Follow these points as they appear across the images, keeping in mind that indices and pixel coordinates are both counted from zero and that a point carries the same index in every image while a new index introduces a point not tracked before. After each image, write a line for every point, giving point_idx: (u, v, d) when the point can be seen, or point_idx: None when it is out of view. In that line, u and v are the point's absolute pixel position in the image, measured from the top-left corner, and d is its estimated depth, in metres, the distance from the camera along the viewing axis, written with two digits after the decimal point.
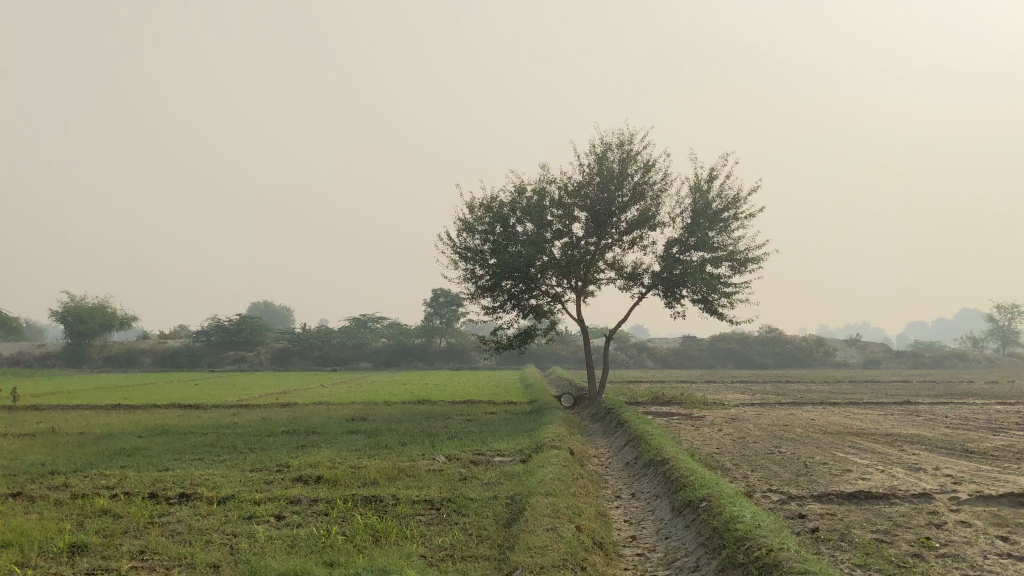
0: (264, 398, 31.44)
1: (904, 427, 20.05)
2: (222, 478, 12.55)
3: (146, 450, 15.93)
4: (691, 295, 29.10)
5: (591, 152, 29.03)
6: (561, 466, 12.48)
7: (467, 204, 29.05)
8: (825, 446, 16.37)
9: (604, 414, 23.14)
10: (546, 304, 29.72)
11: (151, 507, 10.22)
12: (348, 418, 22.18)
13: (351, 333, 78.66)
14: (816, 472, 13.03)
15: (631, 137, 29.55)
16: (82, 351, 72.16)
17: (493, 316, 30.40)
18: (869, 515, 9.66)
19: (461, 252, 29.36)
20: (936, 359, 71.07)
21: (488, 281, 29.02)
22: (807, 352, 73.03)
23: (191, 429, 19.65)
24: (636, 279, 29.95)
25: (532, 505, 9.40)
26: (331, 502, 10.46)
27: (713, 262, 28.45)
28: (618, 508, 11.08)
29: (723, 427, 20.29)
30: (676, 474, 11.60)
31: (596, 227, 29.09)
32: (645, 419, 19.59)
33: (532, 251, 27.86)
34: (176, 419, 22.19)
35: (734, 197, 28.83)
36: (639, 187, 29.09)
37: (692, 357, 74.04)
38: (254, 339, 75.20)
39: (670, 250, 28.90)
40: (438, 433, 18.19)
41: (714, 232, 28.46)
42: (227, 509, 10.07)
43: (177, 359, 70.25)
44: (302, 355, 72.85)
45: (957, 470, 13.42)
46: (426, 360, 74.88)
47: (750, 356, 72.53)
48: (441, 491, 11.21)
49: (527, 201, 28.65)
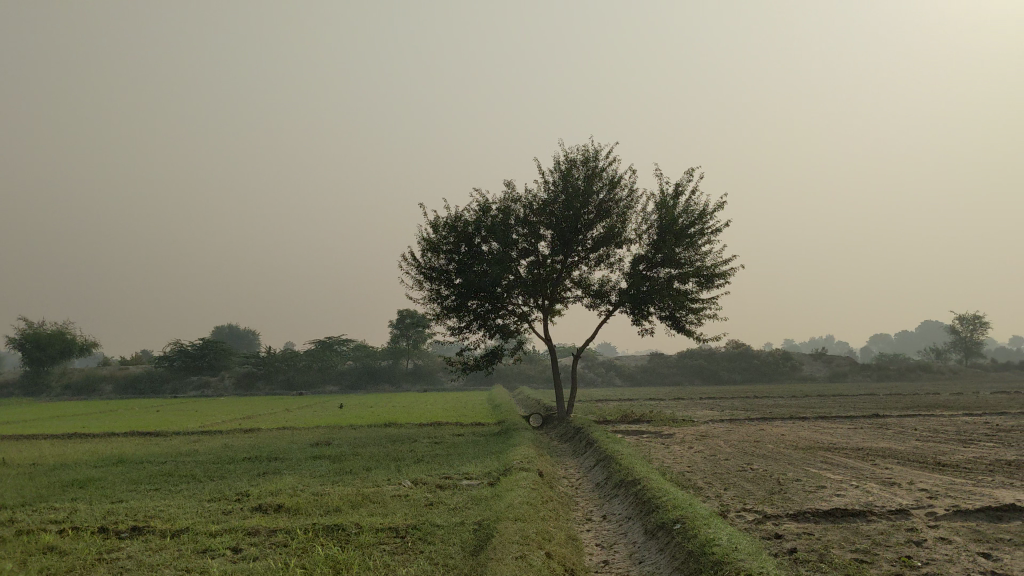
0: (226, 424, 30.80)
1: (874, 441, 19.94)
2: (178, 509, 12.06)
3: (99, 481, 15.35)
4: (658, 312, 28.94)
5: (556, 169, 28.83)
6: (530, 490, 12.13)
7: (432, 223, 28.72)
8: (798, 462, 16.16)
9: (574, 433, 22.82)
10: (513, 323, 29.40)
11: (99, 543, 9.73)
12: (312, 443, 21.66)
13: (317, 355, 77.84)
14: (790, 489, 12.79)
15: (595, 153, 29.42)
16: (40, 379, 70.70)
17: (459, 336, 30.01)
18: (847, 534, 9.41)
19: (425, 272, 28.96)
20: (901, 371, 71.65)
21: (453, 301, 28.67)
22: (774, 366, 73.33)
23: (149, 457, 19.07)
24: (603, 296, 29.76)
25: (500, 532, 9.04)
26: (291, 532, 10.02)
27: (680, 278, 28.30)
28: (589, 532, 10.73)
29: (694, 445, 20.06)
30: (648, 495, 11.29)
31: (562, 245, 28.88)
32: (615, 438, 19.32)
33: (498, 270, 27.54)
34: (134, 448, 21.56)
35: (700, 213, 28.76)
36: (605, 204, 28.93)
37: (660, 374, 74.05)
38: (218, 363, 74.14)
39: (636, 267, 28.75)
40: (404, 456, 17.77)
41: (681, 249, 28.35)
42: (180, 543, 9.60)
43: (139, 385, 69.05)
44: (267, 379, 71.89)
45: (931, 484, 13.24)
46: (393, 382, 74.22)
47: (718, 371, 72.64)
48: (406, 518, 10.81)
49: (492, 219, 28.36)
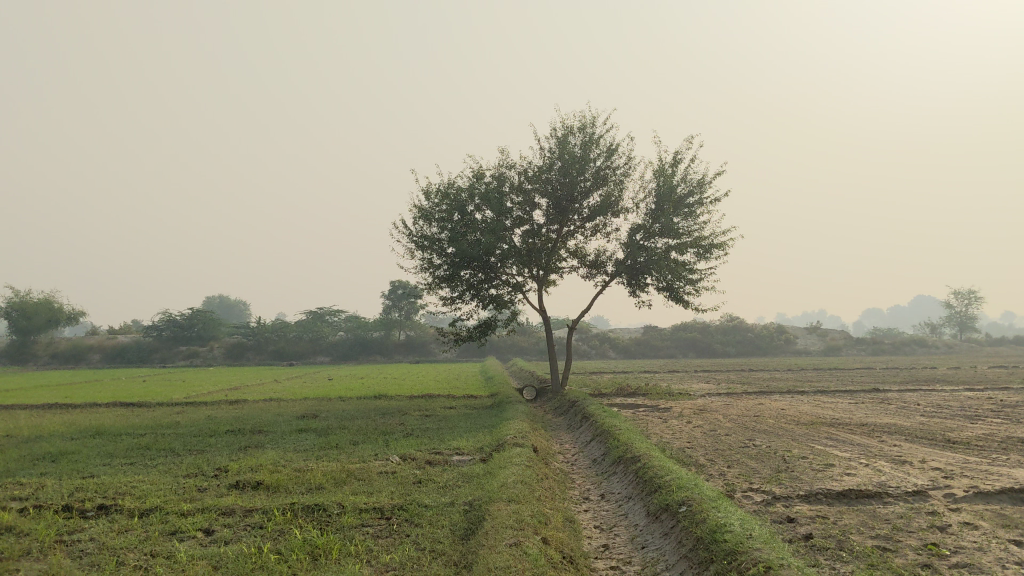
0: (212, 395, 30.12)
1: (878, 417, 19.35)
2: (151, 486, 11.37)
3: (72, 456, 14.66)
4: (656, 283, 28.25)
5: (552, 136, 28.03)
6: (524, 467, 11.48)
7: (424, 191, 27.93)
8: (801, 439, 15.56)
9: (569, 407, 22.19)
10: (506, 294, 28.70)
11: (61, 523, 9.04)
12: (298, 415, 21.00)
13: (308, 326, 77.17)
14: (798, 468, 12.16)
15: (592, 120, 28.59)
16: (27, 348, 69.92)
17: (451, 307, 29.33)
18: (865, 517, 8.78)
19: (417, 240, 28.21)
20: (895, 346, 71.24)
21: (446, 270, 27.93)
22: (768, 340, 72.91)
23: (128, 430, 18.38)
24: (599, 267, 29.06)
25: (493, 514, 8.38)
26: (269, 513, 9.36)
27: (678, 249, 27.58)
28: (586, 513, 10.07)
29: (692, 419, 19.46)
30: (650, 474, 10.63)
31: (557, 214, 28.14)
32: (612, 412, 18.72)
33: (492, 239, 26.81)
34: (113, 419, 20.87)
35: (699, 181, 28.02)
36: (602, 172, 28.14)
37: (653, 347, 73.59)
38: (207, 334, 73.46)
39: (634, 237, 28.03)
40: (393, 430, 17.12)
41: (679, 218, 27.63)
42: (148, 524, 8.92)
43: (128, 355, 68.34)
44: (257, 350, 71.21)
45: (944, 463, 12.63)
46: (385, 353, 73.63)
47: (712, 345, 72.16)
48: (392, 497, 10.15)
49: (486, 187, 27.60)
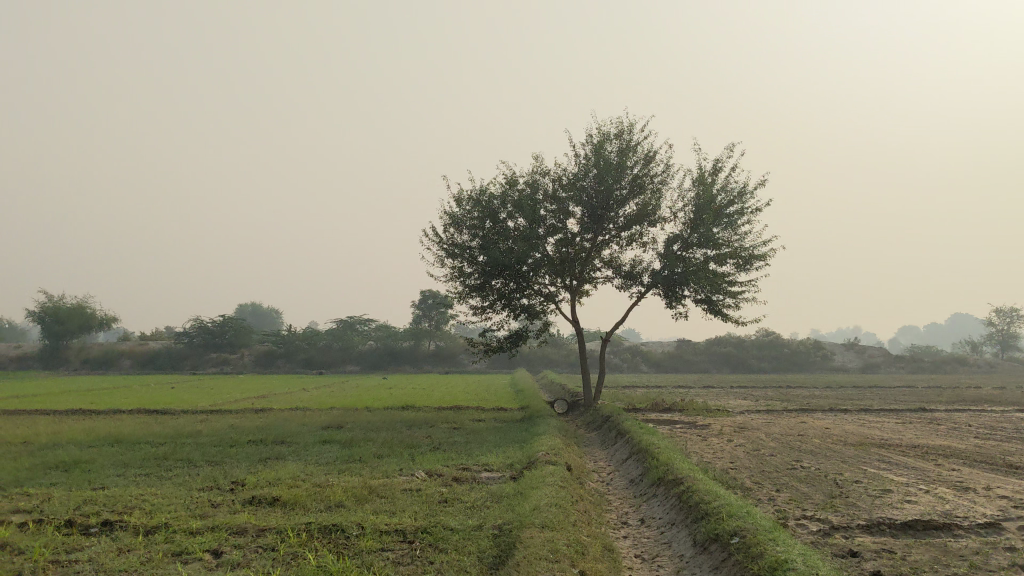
0: (238, 403, 29.60)
1: (931, 438, 18.35)
2: (163, 500, 10.76)
3: (87, 465, 14.13)
4: (693, 295, 27.41)
5: (587, 143, 27.30)
6: (558, 487, 10.72)
7: (455, 197, 27.30)
8: (851, 461, 14.65)
9: (603, 422, 21.37)
10: (538, 304, 27.96)
11: (61, 540, 8.41)
12: (323, 426, 20.37)
13: (338, 335, 76.88)
14: (852, 493, 11.27)
15: (630, 126, 27.82)
16: (60, 353, 70.28)
17: (482, 316, 28.63)
18: (936, 553, 7.92)
19: (447, 248, 27.55)
20: (936, 364, 69.54)
21: (477, 279, 27.26)
22: (804, 356, 71.50)
23: (148, 438, 17.85)
24: (635, 278, 28.26)
25: (526, 542, 7.63)
26: (283, 533, 8.67)
27: (717, 260, 26.73)
28: (625, 540, 9.28)
29: (733, 437, 18.58)
30: (695, 498, 9.83)
31: (592, 223, 27.39)
32: (648, 428, 17.91)
33: (524, 247, 26.10)
34: (134, 427, 20.37)
35: (740, 191, 27.16)
36: (639, 179, 27.37)
37: (687, 361, 72.41)
38: (238, 341, 73.39)
39: (671, 247, 27.24)
40: (419, 443, 16.40)
41: (718, 229, 26.80)
42: (152, 543, 8.26)
43: (158, 361, 68.37)
44: (287, 358, 71.01)
45: (1012, 491, 11.68)
46: (415, 363, 73.13)
47: (746, 360, 70.89)
48: (417, 518, 9.44)
49: (519, 194, 26.92)
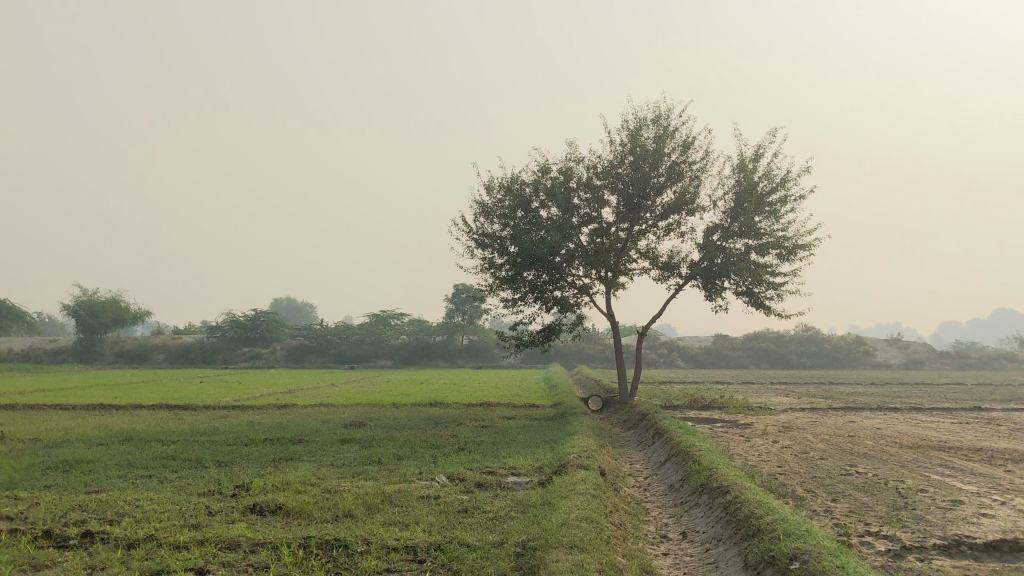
0: (264, 399, 28.90)
1: (993, 440, 17.05)
2: (158, 508, 9.87)
3: (90, 465, 13.31)
4: (734, 287, 26.21)
5: (623, 128, 26.15)
6: (590, 496, 9.68)
7: (486, 186, 26.31)
8: (912, 465, 13.43)
9: (639, 421, 20.26)
10: (572, 297, 26.90)
11: (27, 556, 7.48)
12: (345, 423, 19.47)
13: (370, 329, 76.35)
14: (919, 505, 10.10)
15: (668, 111, 26.61)
16: (94, 346, 70.40)
17: (513, 309, 27.66)
18: None
19: (477, 238, 26.58)
20: (983, 360, 67.52)
21: (508, 270, 26.27)
22: (846, 351, 69.74)
23: (162, 436, 17.07)
24: (673, 270, 27.11)
25: (549, 567, 6.59)
26: (278, 549, 7.70)
27: (759, 250, 25.46)
28: (665, 559, 8.24)
29: (778, 438, 17.41)
30: (744, 510, 8.72)
31: (629, 212, 26.26)
32: (689, 428, 16.80)
33: (557, 237, 25.05)
34: (149, 423, 19.61)
35: (783, 177, 25.89)
36: (677, 166, 26.20)
37: (724, 356, 70.95)
38: (270, 335, 73.12)
39: (710, 237, 26.06)
40: (443, 444, 15.41)
41: (761, 217, 25.55)
42: (128, 561, 7.32)
43: (191, 355, 68.25)
44: (319, 352, 70.56)
45: None
46: (447, 357, 72.36)
47: (786, 356, 69.21)
48: (432, 530, 8.44)
49: (551, 182, 25.87)
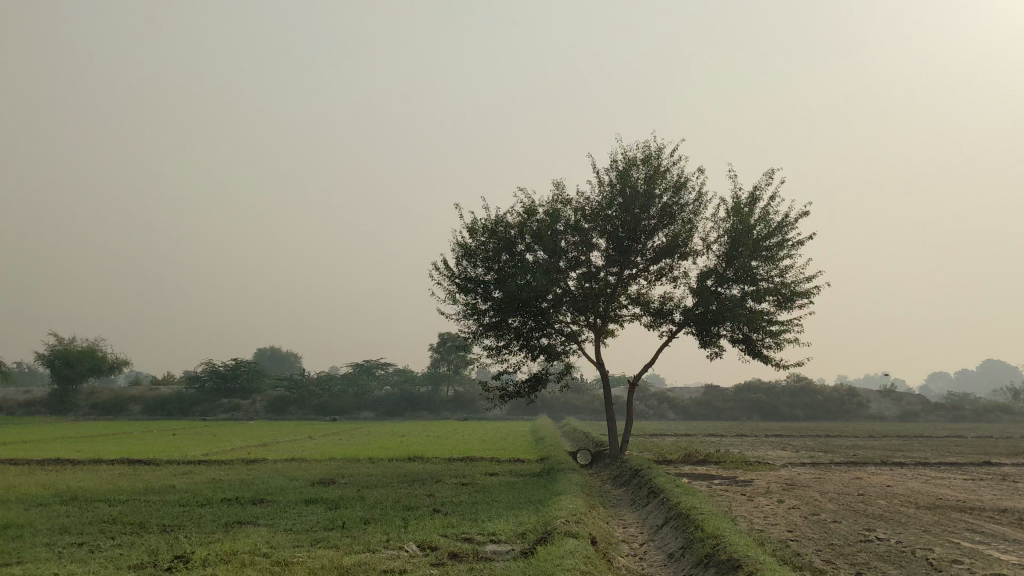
0: (234, 453, 27.37)
1: (1015, 500, 15.72)
2: None
3: (17, 530, 11.85)
4: (730, 335, 25.02)
5: (612, 169, 25.14)
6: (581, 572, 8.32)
7: (469, 227, 25.16)
8: (936, 530, 12.13)
9: (632, 477, 18.85)
10: (559, 344, 25.66)
11: None
12: (314, 481, 18.02)
13: (353, 379, 74.64)
14: None
15: (659, 150, 25.62)
16: (68, 398, 68.46)
17: (497, 358, 26.39)
18: None
19: (460, 283, 25.35)
20: (978, 413, 66.23)
21: (492, 316, 25.02)
22: (839, 403, 68.39)
23: (110, 496, 15.58)
24: (665, 316, 25.94)
25: None
26: None
27: (756, 297, 24.31)
28: None
29: (783, 497, 16.04)
30: None
31: (619, 256, 25.17)
32: (687, 487, 15.45)
33: (544, 282, 23.85)
34: (101, 481, 18.09)
35: (781, 222, 24.84)
36: (668, 208, 25.15)
37: (715, 409, 69.56)
38: (250, 386, 71.28)
39: (705, 283, 24.93)
40: (417, 505, 14.02)
41: (757, 262, 24.44)
42: None
43: (168, 406, 66.37)
44: (300, 404, 68.80)
45: None
46: (432, 409, 70.69)
47: (777, 407, 67.82)
48: None
49: (538, 224, 24.76)
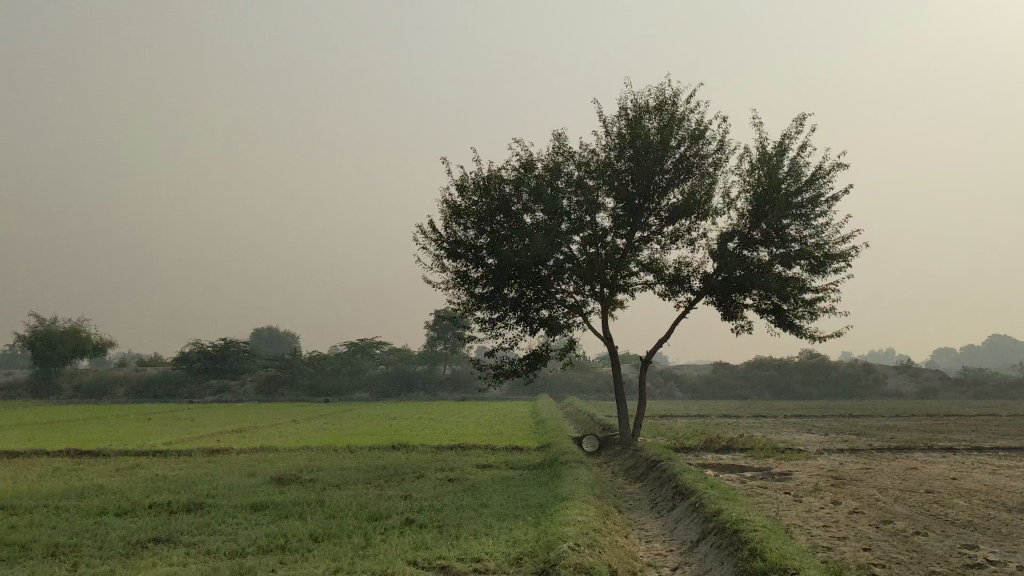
0: (199, 441, 24.62)
1: None
2: None
3: None
4: (757, 305, 22.29)
5: (621, 117, 22.21)
6: None
7: (459, 184, 22.28)
8: None
9: (649, 471, 16.01)
10: (561, 317, 22.88)
11: None
12: (274, 478, 15.17)
13: (347, 359, 71.96)
14: None
15: (675, 95, 22.69)
16: (51, 381, 65.90)
17: (491, 333, 23.58)
18: None
19: (449, 247, 22.47)
20: (1000, 390, 63.50)
21: (485, 286, 22.21)
22: (853, 379, 65.74)
23: (13, 501, 12.72)
24: (681, 284, 23.18)
25: None
26: None
27: (785, 261, 21.50)
28: None
29: (837, 496, 13.17)
30: None
31: (629, 216, 22.33)
32: (721, 487, 12.58)
33: (543, 246, 21.02)
34: (18, 480, 15.24)
35: (813, 175, 21.93)
36: (685, 161, 22.28)
37: (724, 387, 67.01)
38: (240, 366, 68.51)
39: (727, 246, 22.14)
40: (386, 513, 11.19)
41: (787, 222, 21.58)
42: None
43: (154, 388, 63.89)
44: (292, 385, 66.17)
45: None
46: (430, 390, 68.15)
47: (790, 385, 65.19)
48: None
49: (537, 181, 21.91)
